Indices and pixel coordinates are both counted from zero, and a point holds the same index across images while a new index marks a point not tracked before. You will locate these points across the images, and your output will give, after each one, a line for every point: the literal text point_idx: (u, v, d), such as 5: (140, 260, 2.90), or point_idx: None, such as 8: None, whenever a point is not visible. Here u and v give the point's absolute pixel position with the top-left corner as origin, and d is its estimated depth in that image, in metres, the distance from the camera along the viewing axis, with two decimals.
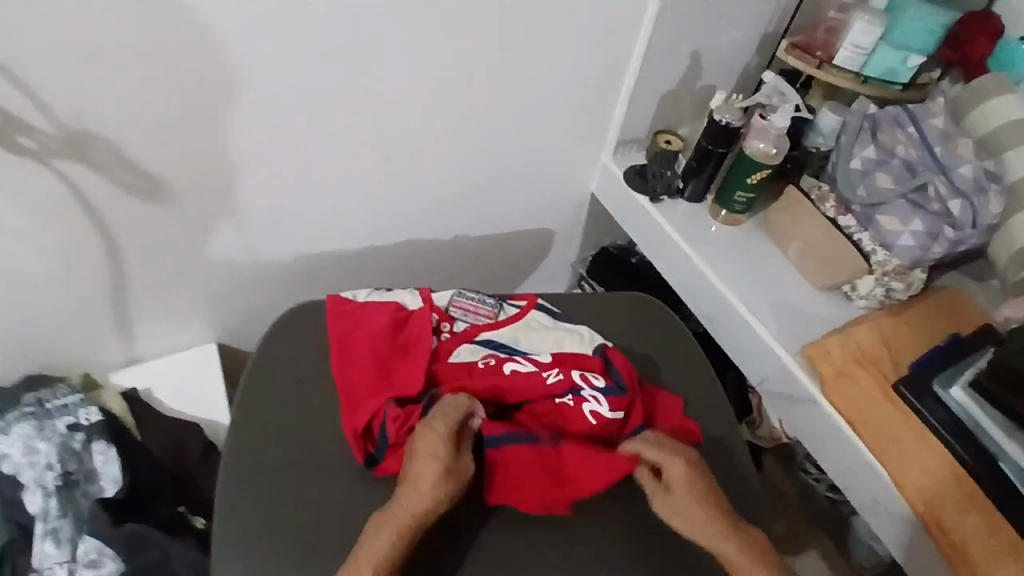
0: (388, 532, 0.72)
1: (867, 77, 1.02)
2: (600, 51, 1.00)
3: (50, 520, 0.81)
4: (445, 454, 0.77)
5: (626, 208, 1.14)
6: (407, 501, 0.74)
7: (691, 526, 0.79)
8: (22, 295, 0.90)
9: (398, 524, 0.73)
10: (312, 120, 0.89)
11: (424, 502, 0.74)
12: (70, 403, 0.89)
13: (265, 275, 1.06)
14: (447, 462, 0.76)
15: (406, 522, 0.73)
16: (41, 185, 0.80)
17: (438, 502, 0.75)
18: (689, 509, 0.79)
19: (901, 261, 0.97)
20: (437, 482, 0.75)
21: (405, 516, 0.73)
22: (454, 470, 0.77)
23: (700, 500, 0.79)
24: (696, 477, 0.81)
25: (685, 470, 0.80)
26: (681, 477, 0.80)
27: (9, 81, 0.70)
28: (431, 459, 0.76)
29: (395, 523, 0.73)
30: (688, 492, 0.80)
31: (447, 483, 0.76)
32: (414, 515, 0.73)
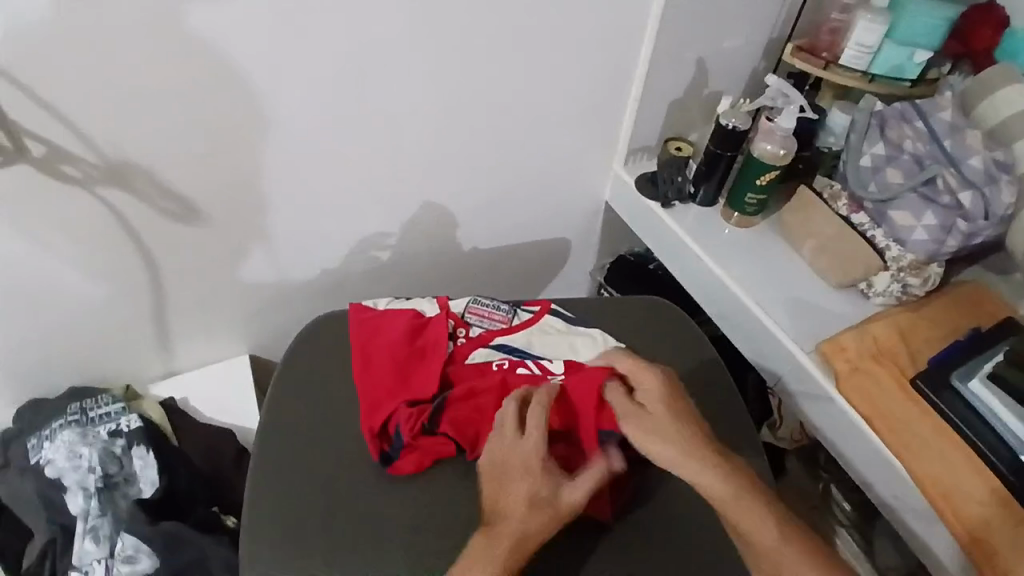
0: (497, 550, 0.72)
1: (873, 75, 1.03)
2: (606, 63, 1.03)
3: (90, 519, 0.87)
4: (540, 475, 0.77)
5: (639, 215, 1.17)
6: (512, 523, 0.74)
7: (662, 441, 0.78)
8: (68, 313, 0.96)
9: (512, 545, 0.73)
10: (333, 141, 0.94)
11: (530, 521, 0.74)
12: (112, 413, 0.95)
13: (294, 290, 1.11)
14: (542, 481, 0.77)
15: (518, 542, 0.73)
16: (84, 210, 0.86)
17: (545, 522, 0.75)
18: (660, 425, 0.79)
19: (915, 255, 0.97)
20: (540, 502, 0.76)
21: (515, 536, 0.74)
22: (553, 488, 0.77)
23: (674, 419, 0.80)
24: (667, 392, 0.82)
25: (659, 386, 0.82)
26: (657, 395, 0.82)
27: (53, 115, 0.76)
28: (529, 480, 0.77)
29: (507, 544, 0.73)
30: (659, 408, 0.81)
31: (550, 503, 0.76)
32: (524, 537, 0.73)
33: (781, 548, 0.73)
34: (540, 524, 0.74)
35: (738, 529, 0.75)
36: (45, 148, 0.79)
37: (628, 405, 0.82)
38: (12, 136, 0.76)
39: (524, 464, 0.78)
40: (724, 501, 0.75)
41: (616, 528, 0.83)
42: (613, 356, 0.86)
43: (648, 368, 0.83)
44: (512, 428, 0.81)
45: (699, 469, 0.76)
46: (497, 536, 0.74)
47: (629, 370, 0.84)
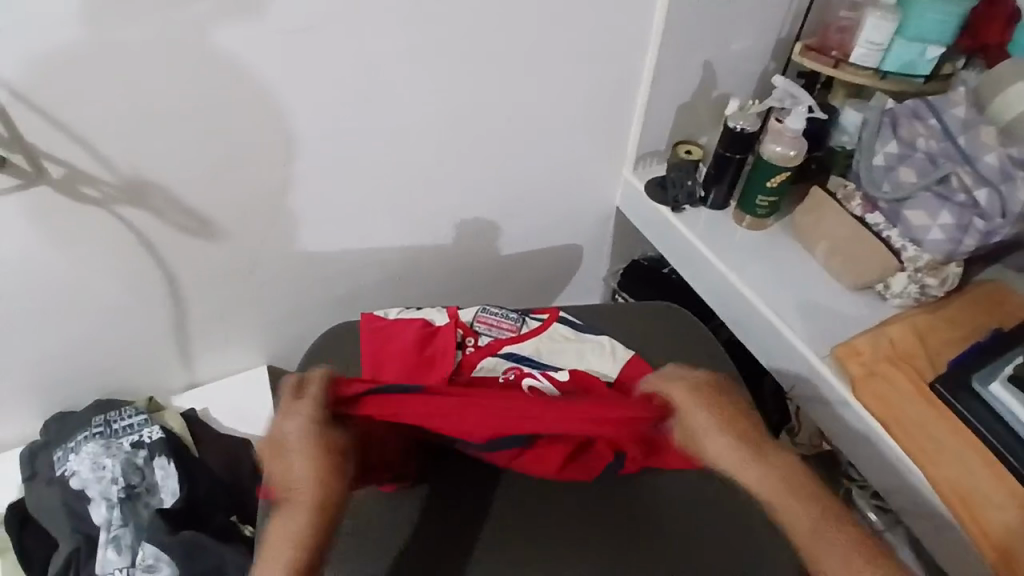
0: (291, 523, 0.68)
1: (885, 73, 1.01)
2: (611, 71, 1.03)
3: (113, 529, 0.90)
4: (309, 429, 0.72)
5: (650, 220, 1.16)
6: (292, 488, 0.69)
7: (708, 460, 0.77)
8: (90, 328, 0.99)
9: (306, 510, 0.68)
10: (344, 155, 0.96)
11: (312, 480, 0.69)
12: (135, 424, 0.98)
13: (310, 302, 1.13)
14: (313, 434, 0.72)
15: (306, 503, 0.68)
16: (102, 228, 0.89)
17: (331, 475, 0.70)
18: (696, 445, 0.77)
19: (933, 256, 0.94)
20: (310, 454, 0.71)
21: (304, 500, 0.69)
22: (328, 438, 0.72)
23: (709, 435, 0.76)
24: (693, 412, 0.77)
25: (683, 401, 0.78)
26: (690, 401, 0.78)
27: (70, 137, 0.80)
28: (298, 437, 0.72)
29: (299, 512, 0.68)
30: (691, 430, 0.77)
31: (324, 451, 0.71)
32: (310, 500, 0.69)
33: (826, 543, 0.69)
34: (323, 480, 0.70)
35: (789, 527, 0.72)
36: (62, 169, 0.82)
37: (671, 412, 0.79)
38: (31, 159, 0.80)
39: (291, 424, 0.73)
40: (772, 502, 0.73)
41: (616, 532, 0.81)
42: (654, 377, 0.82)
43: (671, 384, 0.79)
44: (284, 393, 0.75)
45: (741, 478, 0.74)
46: (289, 507, 0.69)
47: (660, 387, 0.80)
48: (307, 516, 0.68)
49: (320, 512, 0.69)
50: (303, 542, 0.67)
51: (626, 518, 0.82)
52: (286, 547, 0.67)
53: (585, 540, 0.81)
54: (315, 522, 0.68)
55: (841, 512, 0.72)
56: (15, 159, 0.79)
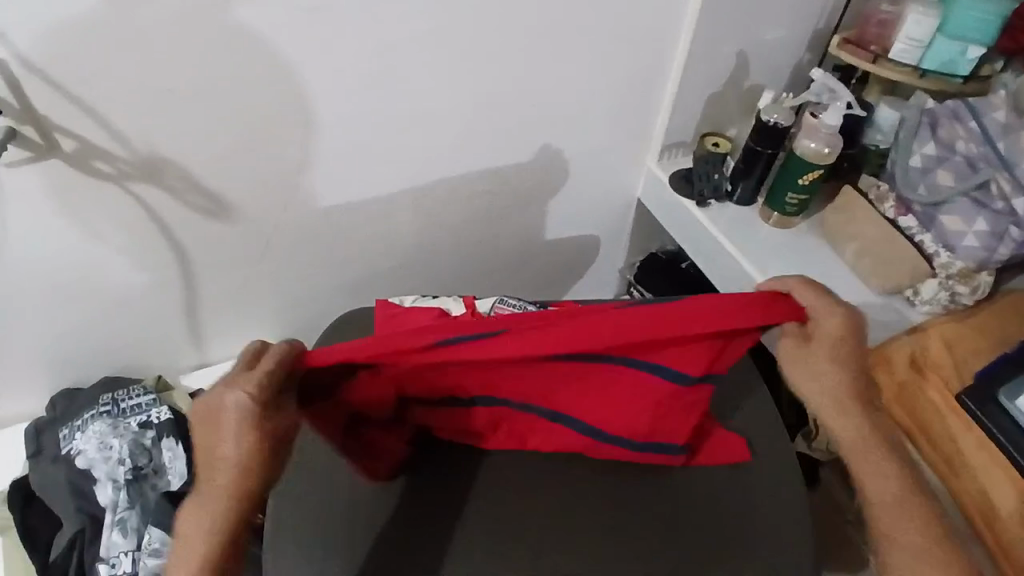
0: (209, 505, 0.61)
1: (924, 71, 0.98)
2: (641, 58, 1.00)
3: (119, 511, 0.89)
4: (243, 414, 0.60)
5: (674, 213, 1.13)
6: (218, 471, 0.61)
7: (809, 389, 0.71)
8: (99, 305, 0.97)
9: (223, 497, 0.60)
10: (365, 137, 0.94)
11: (231, 472, 0.60)
12: (143, 403, 0.97)
13: (324, 285, 1.11)
14: (248, 420, 0.61)
15: (223, 490, 0.60)
16: (116, 205, 0.87)
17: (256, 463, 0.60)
18: (807, 371, 0.71)
19: (966, 263, 0.92)
20: (239, 443, 0.60)
21: (223, 486, 0.61)
22: (265, 426, 0.61)
23: (830, 368, 0.70)
24: (829, 345, 0.70)
25: (831, 329, 0.70)
26: (833, 329, 0.70)
27: (84, 111, 0.77)
28: (233, 420, 0.60)
29: (215, 501, 0.61)
30: (814, 357, 0.71)
31: (257, 443, 0.61)
32: (229, 485, 0.60)
33: (899, 516, 0.66)
34: (248, 471, 0.61)
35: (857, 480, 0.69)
36: (76, 144, 0.79)
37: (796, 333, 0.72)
38: (42, 131, 0.77)
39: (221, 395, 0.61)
40: (856, 453, 0.69)
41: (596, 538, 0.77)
42: (792, 284, 0.73)
43: (830, 305, 0.71)
44: (237, 367, 0.63)
45: (835, 421, 0.70)
46: (211, 486, 0.61)
47: (806, 302, 0.72)
48: (224, 502, 0.60)
49: (238, 503, 0.61)
50: (220, 530, 0.60)
51: (610, 521, 0.78)
52: (201, 531, 0.60)
53: (562, 543, 0.76)
54: (231, 508, 0.61)
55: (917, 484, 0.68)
56: (26, 131, 0.76)
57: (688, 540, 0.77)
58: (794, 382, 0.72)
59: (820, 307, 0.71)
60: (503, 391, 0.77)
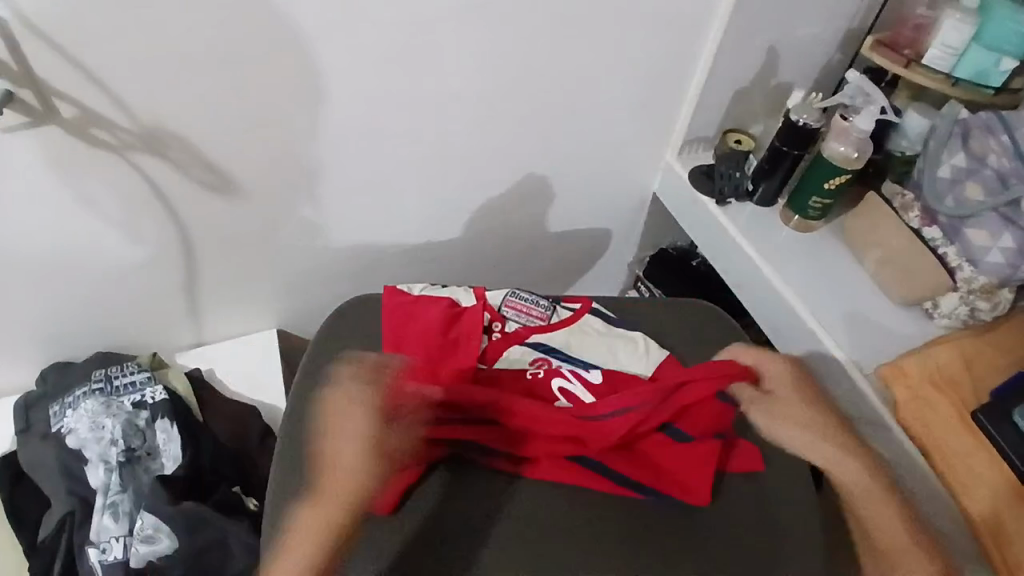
0: (322, 510, 0.72)
1: (957, 79, 0.94)
2: (669, 49, 0.97)
3: (111, 494, 0.88)
4: (370, 426, 0.76)
5: (691, 211, 1.11)
6: (336, 471, 0.75)
7: (793, 430, 0.83)
8: (94, 279, 0.93)
9: (339, 500, 0.73)
10: (380, 116, 0.90)
11: (352, 468, 0.74)
12: (137, 382, 0.95)
13: (328, 267, 1.07)
14: (369, 434, 0.76)
15: (337, 491, 0.73)
16: (116, 177, 0.83)
17: (372, 474, 0.74)
18: (786, 412, 0.84)
19: (989, 279, 0.89)
20: (362, 452, 0.75)
21: (344, 491, 0.73)
22: (382, 441, 0.76)
23: (805, 406, 0.84)
24: (794, 391, 0.86)
25: (786, 372, 0.86)
26: (785, 381, 0.85)
27: (87, 76, 0.72)
28: (360, 432, 0.76)
29: (329, 505, 0.72)
30: (785, 402, 0.85)
31: (376, 454, 0.75)
32: (351, 484, 0.74)
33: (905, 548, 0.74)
34: (365, 475, 0.74)
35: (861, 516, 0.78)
36: (76, 110, 0.75)
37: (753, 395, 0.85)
38: (41, 96, 0.72)
39: (349, 411, 0.78)
40: (854, 493, 0.79)
41: (590, 542, 0.75)
42: (736, 352, 0.88)
43: (776, 358, 0.87)
44: (359, 387, 0.80)
45: (830, 455, 0.81)
46: (330, 484, 0.74)
47: (750, 362, 0.87)
48: (333, 505, 0.72)
49: (348, 510, 0.73)
50: (324, 541, 0.70)
51: (606, 525, 0.76)
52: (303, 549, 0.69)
53: (556, 545, 0.74)
54: (343, 516, 0.72)
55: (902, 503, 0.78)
56: (24, 95, 0.71)
57: (697, 551, 0.76)
58: (778, 429, 0.84)
59: (771, 364, 0.86)
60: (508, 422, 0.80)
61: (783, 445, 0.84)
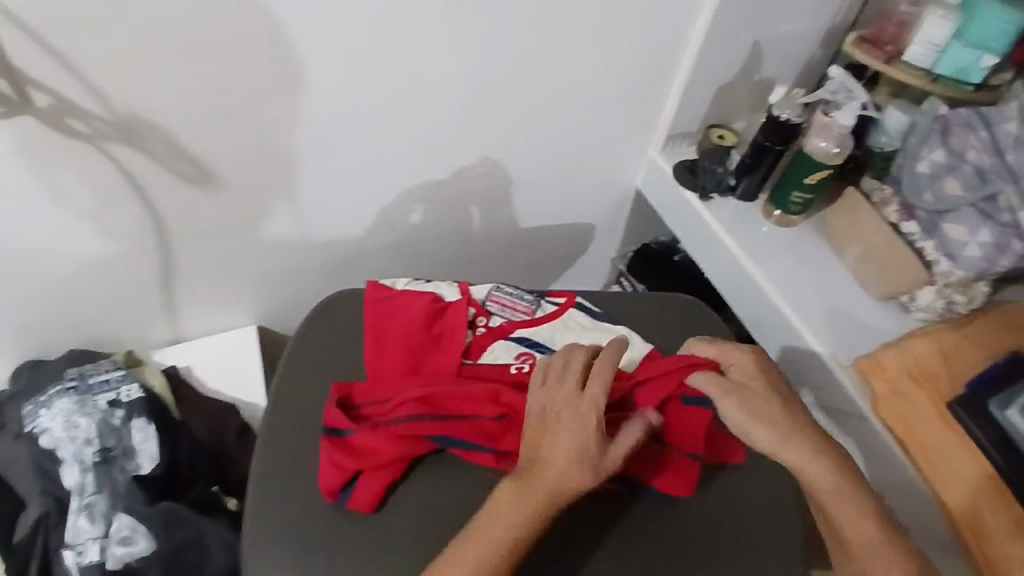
0: (517, 512, 0.66)
1: (937, 75, 0.96)
2: (656, 44, 0.97)
3: (86, 495, 0.85)
4: (592, 435, 0.68)
5: (674, 205, 1.11)
6: (542, 475, 0.67)
7: (765, 427, 0.75)
8: (67, 273, 0.91)
9: (538, 496, 0.66)
10: (365, 108, 0.89)
11: (561, 471, 0.66)
12: (112, 379, 0.92)
13: (309, 261, 1.06)
14: (584, 443, 0.67)
15: (541, 499, 0.66)
16: (92, 168, 0.80)
17: (578, 481, 0.66)
18: (756, 408, 0.76)
19: (966, 272, 0.91)
20: (575, 466, 0.66)
21: (542, 489, 0.66)
22: (600, 458, 0.67)
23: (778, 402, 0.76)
24: (766, 383, 0.78)
25: (754, 364, 0.79)
26: (753, 371, 0.78)
27: (63, 64, 0.70)
28: (579, 440, 0.67)
29: (530, 500, 0.66)
30: (757, 396, 0.76)
31: (587, 470, 0.67)
32: (551, 488, 0.66)
33: (879, 552, 0.70)
34: (569, 478, 0.66)
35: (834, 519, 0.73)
36: (51, 99, 0.72)
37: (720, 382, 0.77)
38: (15, 84, 0.70)
39: (580, 405, 0.69)
40: (827, 496, 0.73)
41: (572, 543, 0.75)
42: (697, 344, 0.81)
43: (743, 347, 0.80)
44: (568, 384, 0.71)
45: (801, 456, 0.74)
46: (529, 483, 0.67)
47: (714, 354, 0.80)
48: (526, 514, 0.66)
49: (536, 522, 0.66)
50: (510, 549, 0.65)
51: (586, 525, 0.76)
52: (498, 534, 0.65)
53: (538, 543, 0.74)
54: (529, 529, 0.66)
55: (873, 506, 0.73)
56: None
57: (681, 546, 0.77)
58: (748, 426, 0.75)
59: (738, 355, 0.80)
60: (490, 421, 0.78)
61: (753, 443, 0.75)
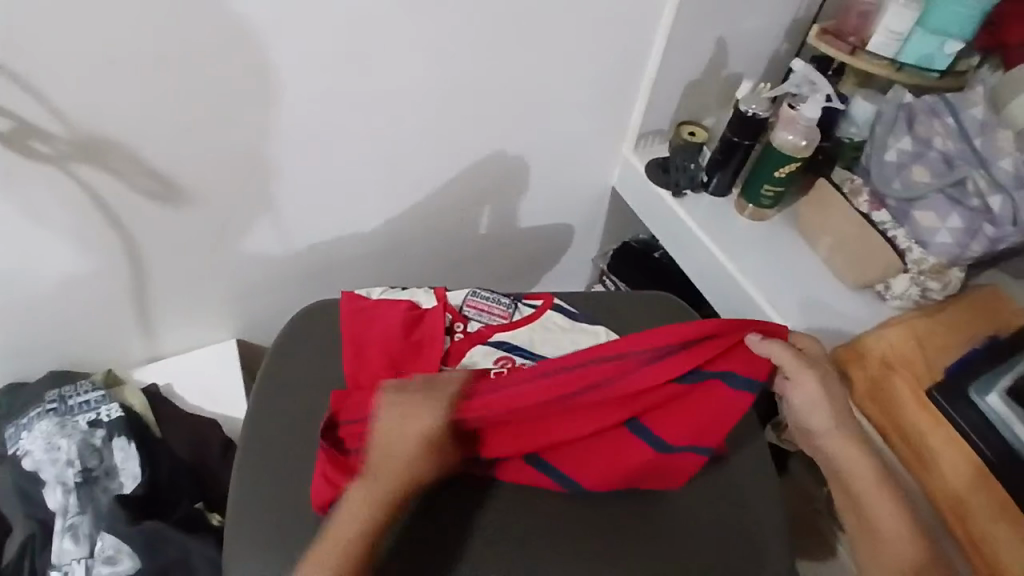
0: (362, 514, 0.66)
1: (902, 64, 0.96)
2: (621, 43, 0.97)
3: (70, 516, 0.86)
4: (439, 427, 0.69)
5: (649, 203, 1.11)
6: (387, 468, 0.67)
7: (825, 417, 0.76)
8: (40, 296, 0.91)
9: (378, 500, 0.67)
10: (331, 119, 0.89)
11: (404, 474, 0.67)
12: (92, 401, 0.93)
13: (285, 274, 1.06)
14: (430, 434, 0.69)
15: (388, 484, 0.67)
16: (57, 189, 0.80)
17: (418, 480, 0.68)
18: (824, 394, 0.76)
19: (938, 259, 0.91)
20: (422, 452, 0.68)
21: (380, 495, 0.67)
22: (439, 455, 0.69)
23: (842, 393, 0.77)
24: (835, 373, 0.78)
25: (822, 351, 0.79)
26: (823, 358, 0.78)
27: (21, 87, 0.70)
28: (422, 442, 0.68)
29: (370, 507, 0.67)
30: (829, 386, 0.76)
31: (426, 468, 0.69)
32: (392, 492, 0.67)
33: (904, 542, 0.73)
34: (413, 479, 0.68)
35: (865, 507, 0.76)
36: (11, 123, 0.73)
37: (786, 355, 0.74)
38: None
39: (422, 410, 0.69)
40: (865, 485, 0.76)
41: (531, 539, 0.75)
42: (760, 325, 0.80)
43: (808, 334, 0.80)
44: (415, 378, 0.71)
45: (856, 446, 0.76)
46: (372, 477, 0.67)
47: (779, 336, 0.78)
48: (372, 507, 0.67)
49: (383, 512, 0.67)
50: (360, 550, 0.66)
51: (519, 522, 0.76)
52: (347, 542, 0.65)
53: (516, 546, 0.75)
54: (379, 522, 0.67)
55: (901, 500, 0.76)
56: None
57: (663, 544, 0.77)
58: (807, 413, 0.76)
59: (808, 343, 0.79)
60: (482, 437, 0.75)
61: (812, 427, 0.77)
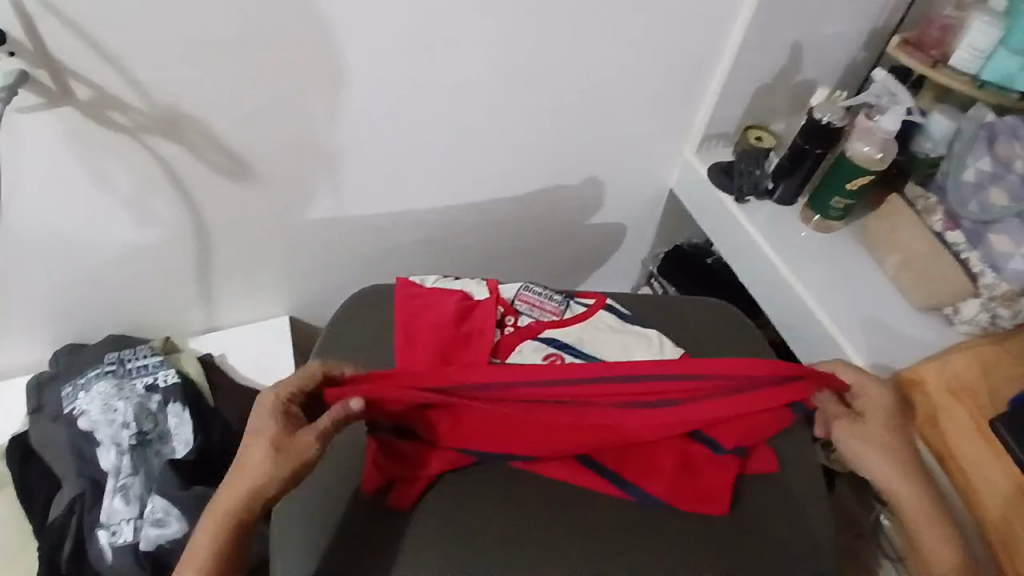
0: (208, 533, 0.63)
1: (983, 82, 0.92)
2: (690, 43, 0.95)
3: (122, 477, 0.89)
4: (279, 426, 0.67)
5: (708, 208, 1.09)
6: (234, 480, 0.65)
7: (872, 454, 0.73)
8: (109, 260, 0.94)
9: (224, 512, 0.64)
10: (401, 104, 0.89)
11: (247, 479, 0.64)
12: (150, 365, 0.96)
13: (341, 255, 1.07)
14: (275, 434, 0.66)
15: (239, 489, 0.64)
16: (130, 160, 0.82)
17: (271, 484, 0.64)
18: (868, 432, 0.74)
19: (1010, 285, 0.88)
20: (269, 454, 0.65)
21: (223, 509, 0.64)
22: (293, 455, 0.66)
23: (894, 435, 0.75)
24: (887, 417, 0.76)
25: (883, 397, 0.76)
26: (880, 402, 0.76)
27: (105, 58, 0.72)
28: (264, 443, 0.66)
29: (212, 523, 0.63)
30: (873, 427, 0.75)
31: (277, 470, 0.65)
32: (237, 502, 0.64)
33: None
34: (260, 484, 0.64)
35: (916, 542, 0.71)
36: (92, 92, 0.75)
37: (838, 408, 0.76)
38: (57, 76, 0.72)
39: (262, 415, 0.68)
40: (915, 522, 0.71)
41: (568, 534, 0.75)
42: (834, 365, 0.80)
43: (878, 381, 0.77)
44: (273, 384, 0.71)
45: (904, 484, 0.72)
46: (218, 494, 0.65)
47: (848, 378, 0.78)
48: (219, 523, 0.63)
49: (233, 525, 0.63)
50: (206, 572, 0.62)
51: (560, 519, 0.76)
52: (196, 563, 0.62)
53: (552, 537, 0.75)
54: (229, 539, 0.63)
55: (950, 536, 0.71)
56: (39, 76, 0.71)
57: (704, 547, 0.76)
58: (856, 455, 0.74)
59: (868, 388, 0.77)
60: (535, 436, 0.77)
61: (863, 467, 0.74)
